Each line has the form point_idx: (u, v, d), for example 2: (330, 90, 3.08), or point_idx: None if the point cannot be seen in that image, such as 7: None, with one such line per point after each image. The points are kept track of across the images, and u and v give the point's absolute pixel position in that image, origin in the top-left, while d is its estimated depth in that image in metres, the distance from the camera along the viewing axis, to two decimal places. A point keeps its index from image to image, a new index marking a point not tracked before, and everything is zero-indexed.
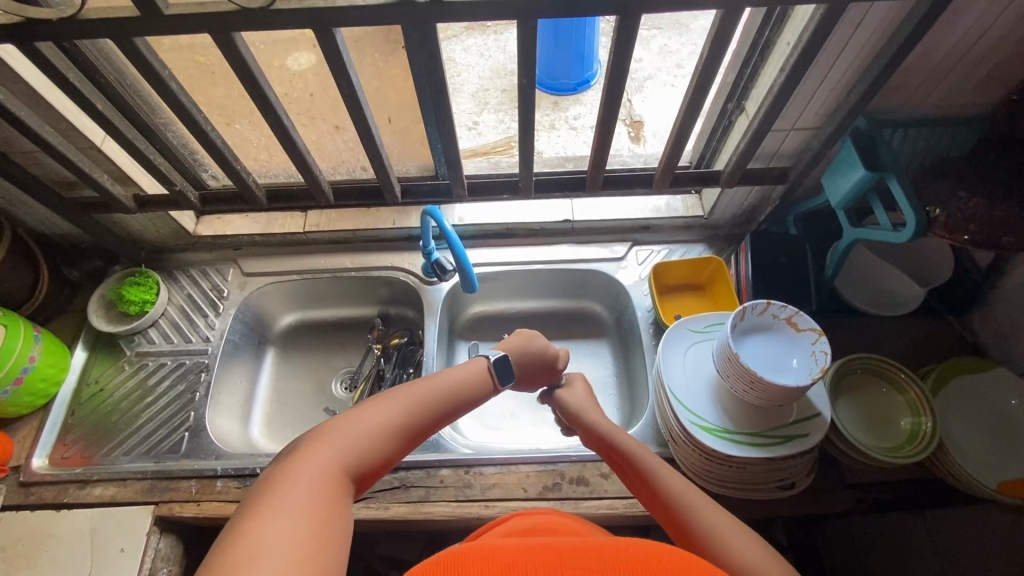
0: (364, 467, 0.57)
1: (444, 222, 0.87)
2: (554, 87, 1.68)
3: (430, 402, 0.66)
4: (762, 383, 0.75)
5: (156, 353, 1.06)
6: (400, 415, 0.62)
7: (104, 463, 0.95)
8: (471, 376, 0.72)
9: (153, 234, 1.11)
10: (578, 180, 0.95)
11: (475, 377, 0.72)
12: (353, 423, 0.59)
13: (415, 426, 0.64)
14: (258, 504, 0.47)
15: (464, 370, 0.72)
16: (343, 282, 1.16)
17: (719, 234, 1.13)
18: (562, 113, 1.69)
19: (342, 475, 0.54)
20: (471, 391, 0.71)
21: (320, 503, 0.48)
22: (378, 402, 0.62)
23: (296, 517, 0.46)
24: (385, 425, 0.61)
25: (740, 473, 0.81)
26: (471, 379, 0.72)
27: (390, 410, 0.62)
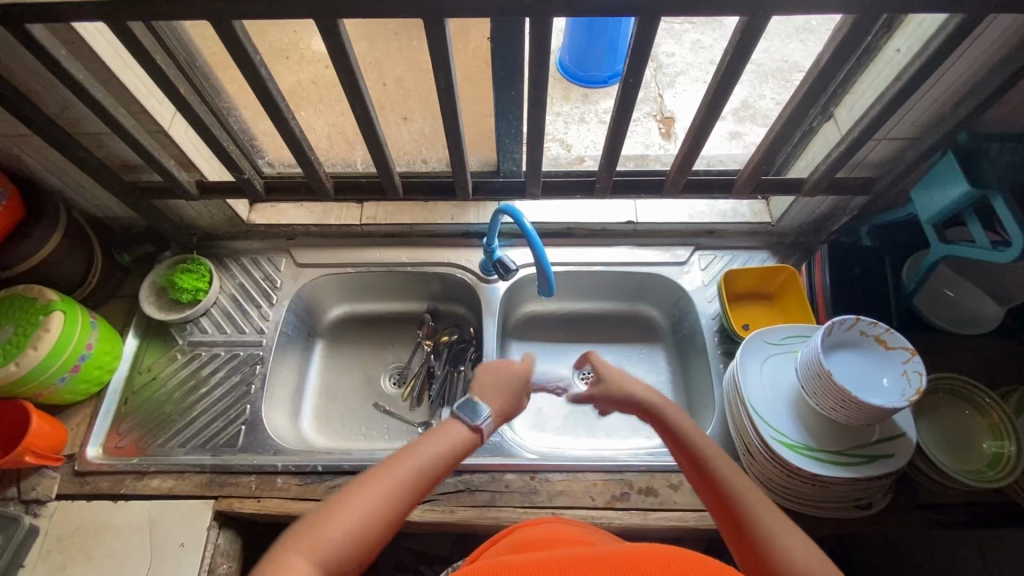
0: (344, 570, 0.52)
1: (523, 220, 0.83)
2: (585, 79, 1.63)
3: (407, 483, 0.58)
4: (855, 403, 0.73)
5: (208, 343, 1.04)
6: (384, 504, 0.55)
7: (160, 455, 0.94)
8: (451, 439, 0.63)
9: (206, 220, 1.09)
10: (656, 182, 0.92)
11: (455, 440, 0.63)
12: (335, 523, 0.52)
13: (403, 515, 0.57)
14: None
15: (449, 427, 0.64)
16: (396, 277, 1.14)
17: (784, 241, 1.10)
18: (591, 106, 1.61)
19: None
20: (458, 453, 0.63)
21: None
22: (361, 493, 0.55)
23: None
24: (369, 522, 0.54)
25: (821, 491, 0.80)
26: (448, 442, 0.63)
27: (371, 503, 0.54)
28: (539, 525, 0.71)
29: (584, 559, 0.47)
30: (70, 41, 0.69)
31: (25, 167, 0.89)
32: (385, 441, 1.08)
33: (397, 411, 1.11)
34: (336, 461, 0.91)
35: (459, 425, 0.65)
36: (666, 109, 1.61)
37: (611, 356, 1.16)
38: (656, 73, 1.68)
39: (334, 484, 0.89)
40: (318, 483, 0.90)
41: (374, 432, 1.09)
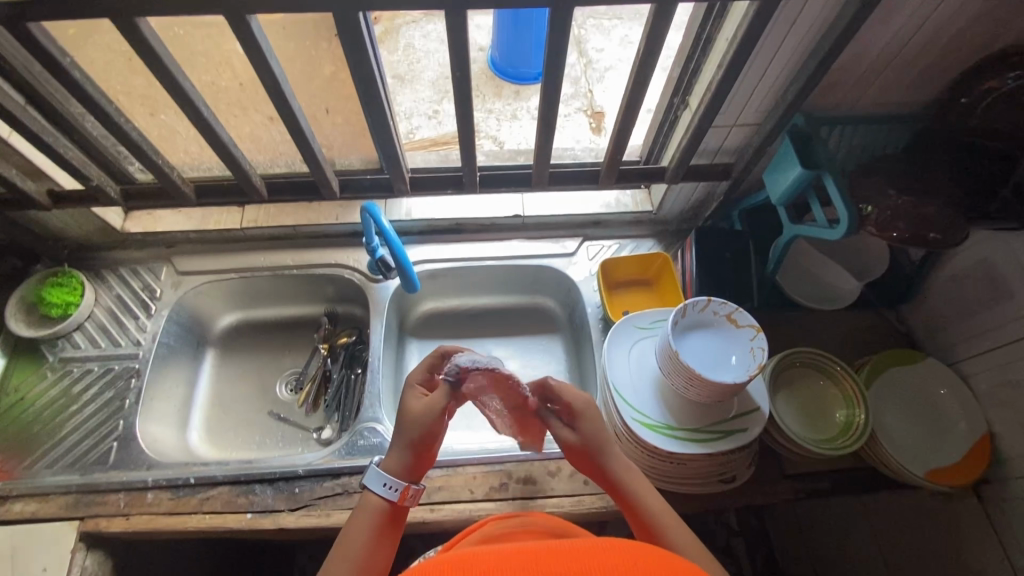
0: None
1: (381, 220, 0.84)
2: (514, 75, 1.64)
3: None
4: (701, 380, 0.76)
5: (81, 358, 1.00)
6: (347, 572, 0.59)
7: (25, 478, 0.90)
8: (363, 546, 0.61)
9: (76, 231, 1.04)
10: (524, 175, 0.93)
11: (365, 536, 0.62)
12: None
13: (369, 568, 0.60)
14: None
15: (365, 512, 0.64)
16: (284, 280, 1.12)
17: (668, 228, 1.13)
18: (523, 103, 1.62)
19: None
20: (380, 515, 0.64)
21: None
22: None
23: None
24: None
25: (682, 468, 0.82)
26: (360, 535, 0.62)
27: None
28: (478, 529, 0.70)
29: (554, 554, 0.44)
30: None
31: None
32: (279, 448, 1.07)
33: (293, 417, 1.09)
34: (209, 473, 0.89)
35: (366, 520, 0.64)
36: (596, 104, 1.62)
37: (511, 350, 1.17)
38: (585, 69, 1.68)
39: (206, 496, 0.87)
40: (190, 496, 0.87)
41: (267, 440, 1.07)
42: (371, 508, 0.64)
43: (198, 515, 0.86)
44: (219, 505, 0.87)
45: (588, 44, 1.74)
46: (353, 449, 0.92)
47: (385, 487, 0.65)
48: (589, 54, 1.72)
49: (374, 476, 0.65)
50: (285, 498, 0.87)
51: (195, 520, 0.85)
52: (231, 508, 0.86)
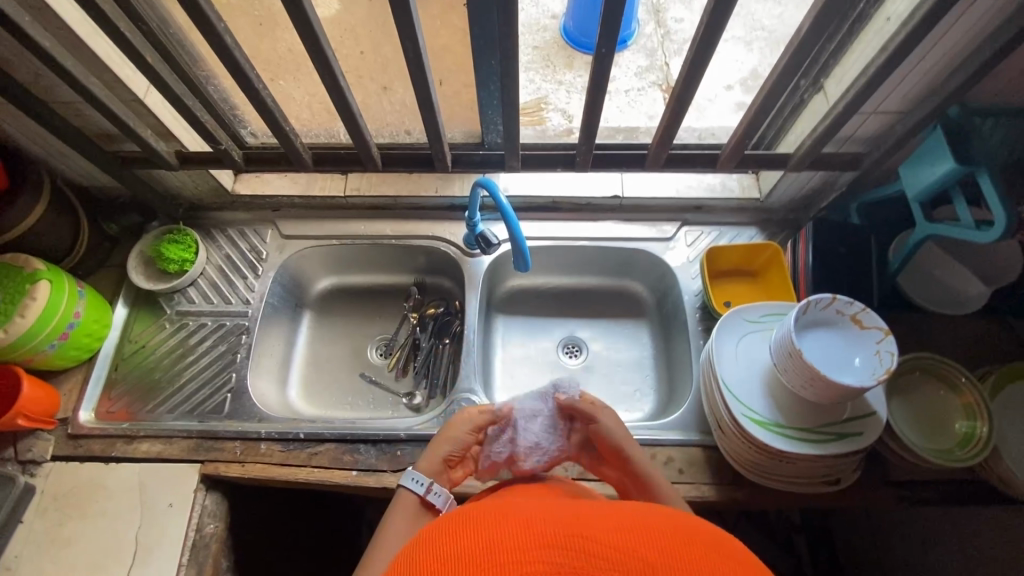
0: None
1: (498, 193, 0.86)
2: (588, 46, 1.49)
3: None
4: (824, 381, 0.74)
5: (196, 313, 1.06)
6: None
7: (149, 420, 0.97)
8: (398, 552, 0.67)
9: (191, 190, 1.09)
10: (638, 156, 0.90)
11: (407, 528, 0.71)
12: None
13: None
14: None
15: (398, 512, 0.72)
16: (381, 249, 1.14)
17: (773, 218, 1.09)
18: None
19: None
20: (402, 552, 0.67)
21: None
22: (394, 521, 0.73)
23: None
24: None
25: (788, 467, 0.81)
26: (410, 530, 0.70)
27: None
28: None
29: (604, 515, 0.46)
30: (35, 7, 0.69)
31: (5, 136, 0.89)
32: (370, 410, 1.11)
33: (383, 381, 1.14)
34: (318, 429, 0.93)
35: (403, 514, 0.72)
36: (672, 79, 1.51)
37: (595, 332, 1.18)
38: (663, 41, 1.57)
39: (315, 451, 0.92)
40: (300, 449, 0.92)
41: (359, 401, 1.12)
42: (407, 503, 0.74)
43: (308, 468, 0.91)
44: (328, 461, 0.91)
45: (667, 14, 1.63)
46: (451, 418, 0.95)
47: (418, 483, 0.74)
48: (668, 24, 1.60)
49: (408, 474, 0.75)
50: (388, 459, 0.91)
51: (306, 472, 0.90)
52: (338, 464, 0.91)
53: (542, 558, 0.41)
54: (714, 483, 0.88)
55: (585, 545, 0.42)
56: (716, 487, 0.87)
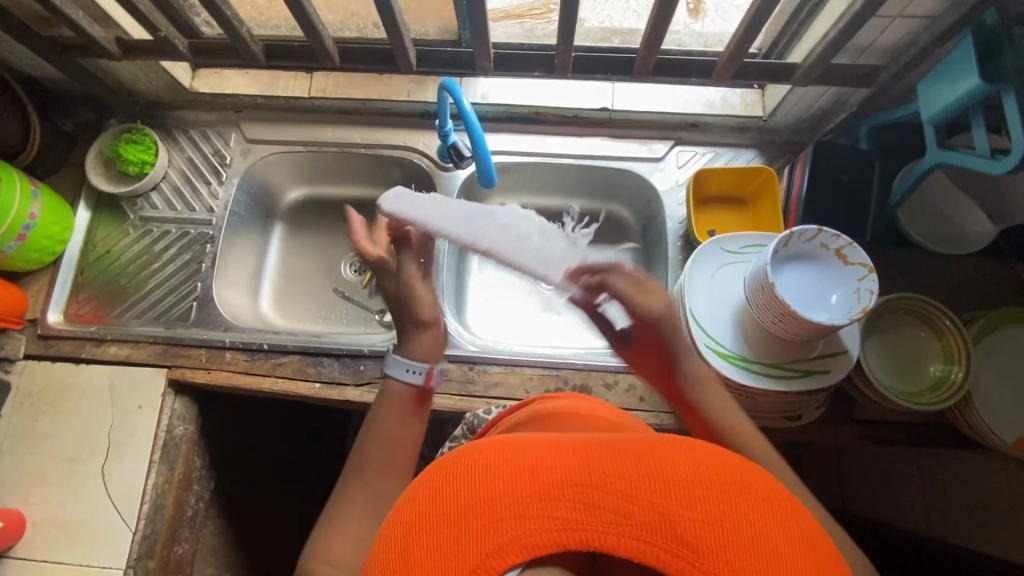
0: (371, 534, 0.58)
1: (461, 99, 0.77)
2: None
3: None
4: (794, 316, 0.70)
5: (159, 219, 1.02)
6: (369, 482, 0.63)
7: (117, 325, 0.97)
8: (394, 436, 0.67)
9: (146, 86, 1.01)
10: (626, 61, 0.81)
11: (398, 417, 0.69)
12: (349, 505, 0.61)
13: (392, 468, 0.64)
14: None
15: (387, 406, 0.69)
16: (350, 159, 1.08)
17: (776, 140, 1.00)
18: None
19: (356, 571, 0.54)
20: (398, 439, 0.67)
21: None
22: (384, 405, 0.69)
23: None
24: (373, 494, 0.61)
25: (749, 401, 0.79)
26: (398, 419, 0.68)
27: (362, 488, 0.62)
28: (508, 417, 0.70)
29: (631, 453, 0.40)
30: None
31: None
32: (343, 325, 1.11)
33: (356, 297, 1.13)
34: (281, 342, 0.93)
35: (395, 404, 0.69)
36: None
37: None
38: None
39: (279, 361, 0.92)
40: (264, 360, 0.92)
41: (332, 315, 1.12)
42: (397, 394, 0.70)
43: (272, 378, 0.91)
44: (291, 372, 0.92)
45: None
46: None
47: (410, 372, 0.70)
48: None
49: (395, 365, 0.70)
50: (351, 373, 0.91)
51: (270, 382, 0.91)
52: (302, 376, 0.91)
53: (545, 520, 0.36)
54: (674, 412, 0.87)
55: (604, 502, 0.36)
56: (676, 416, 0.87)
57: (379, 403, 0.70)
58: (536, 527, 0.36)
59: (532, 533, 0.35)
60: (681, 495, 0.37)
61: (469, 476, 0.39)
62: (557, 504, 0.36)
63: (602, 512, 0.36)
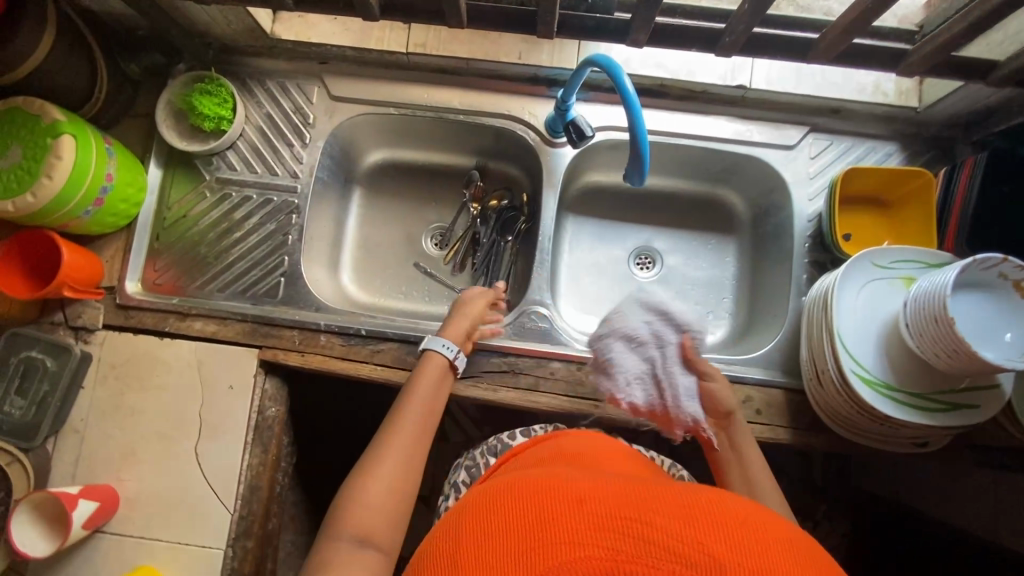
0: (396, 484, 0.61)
1: (621, 76, 0.68)
2: None
3: (363, 542, 0.56)
4: (970, 355, 0.64)
5: (238, 183, 0.94)
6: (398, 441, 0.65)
7: (200, 298, 0.91)
8: (428, 397, 0.72)
9: (222, 28, 0.89)
10: (803, 43, 0.70)
11: (431, 383, 0.73)
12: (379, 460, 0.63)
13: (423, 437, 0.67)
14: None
15: (422, 378, 0.74)
16: (444, 124, 0.97)
17: (922, 134, 0.91)
18: None
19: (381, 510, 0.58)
20: (431, 403, 0.72)
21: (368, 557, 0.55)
22: (421, 381, 0.73)
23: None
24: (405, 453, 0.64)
25: (885, 429, 0.75)
26: (433, 388, 0.73)
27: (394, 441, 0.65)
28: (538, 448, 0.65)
29: (678, 501, 0.42)
30: None
31: None
32: (425, 302, 1.05)
33: (439, 274, 1.06)
34: (379, 327, 0.88)
35: (431, 373, 0.75)
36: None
37: (673, 244, 1.08)
38: None
39: (377, 348, 0.87)
40: (361, 345, 0.88)
41: (414, 291, 1.06)
42: (436, 363, 0.76)
43: (370, 365, 0.87)
44: (390, 360, 0.87)
45: None
46: (521, 330, 0.89)
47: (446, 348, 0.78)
48: None
49: (434, 340, 0.78)
50: None
51: (368, 369, 0.87)
52: (401, 365, 0.87)
53: (595, 547, 0.37)
54: (791, 427, 0.84)
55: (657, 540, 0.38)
56: (793, 431, 0.84)
57: (417, 372, 0.75)
58: (586, 555, 0.37)
59: (584, 558, 0.37)
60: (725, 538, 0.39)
61: (521, 506, 0.42)
62: (607, 535, 0.38)
63: (652, 548, 0.37)
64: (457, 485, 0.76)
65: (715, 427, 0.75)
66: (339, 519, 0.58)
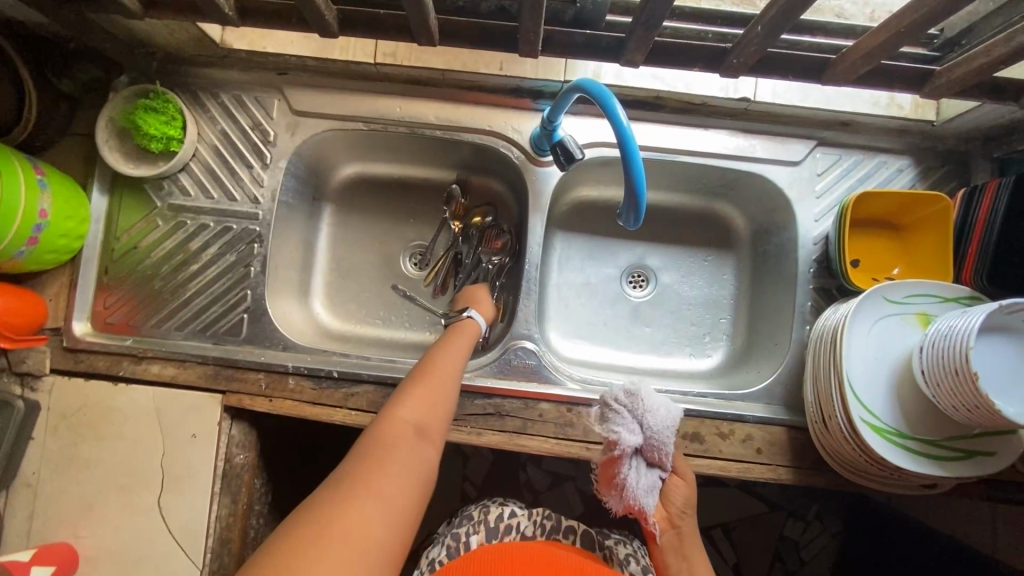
0: (427, 429, 0.61)
1: (617, 112, 0.62)
2: None
3: (415, 438, 0.58)
4: (992, 413, 0.59)
5: (193, 210, 0.85)
6: (435, 387, 0.66)
7: (156, 338, 0.84)
8: (462, 352, 0.73)
9: (165, 37, 0.79)
10: (819, 61, 0.62)
11: (466, 343, 0.75)
12: (417, 401, 0.63)
13: (452, 392, 0.67)
14: (346, 489, 0.50)
15: (457, 338, 0.75)
16: (420, 139, 0.89)
17: (937, 148, 0.84)
18: None
19: (415, 450, 0.57)
20: (463, 356, 0.73)
21: (409, 488, 0.53)
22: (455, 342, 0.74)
23: (392, 494, 0.51)
24: (437, 403, 0.64)
25: (894, 477, 0.71)
26: (467, 351, 0.74)
27: (432, 383, 0.66)
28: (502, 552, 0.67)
29: None
30: None
31: None
32: (405, 328, 0.98)
33: (419, 298, 0.99)
34: (353, 368, 0.81)
35: (467, 335, 0.77)
36: None
37: (668, 261, 1.01)
38: None
39: (351, 391, 0.81)
40: (334, 388, 0.81)
41: (393, 317, 0.99)
42: (472, 330, 0.78)
43: (344, 410, 0.80)
44: (366, 404, 0.81)
45: None
46: (506, 367, 0.83)
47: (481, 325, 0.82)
48: None
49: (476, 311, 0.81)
50: None
51: (342, 414, 0.80)
52: (378, 408, 0.80)
53: None
54: (793, 467, 0.79)
55: None
56: (795, 471, 0.79)
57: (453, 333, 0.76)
58: None
59: None
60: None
61: None
62: None
63: None
64: (433, 562, 0.72)
65: (664, 522, 0.70)
66: (381, 443, 0.56)
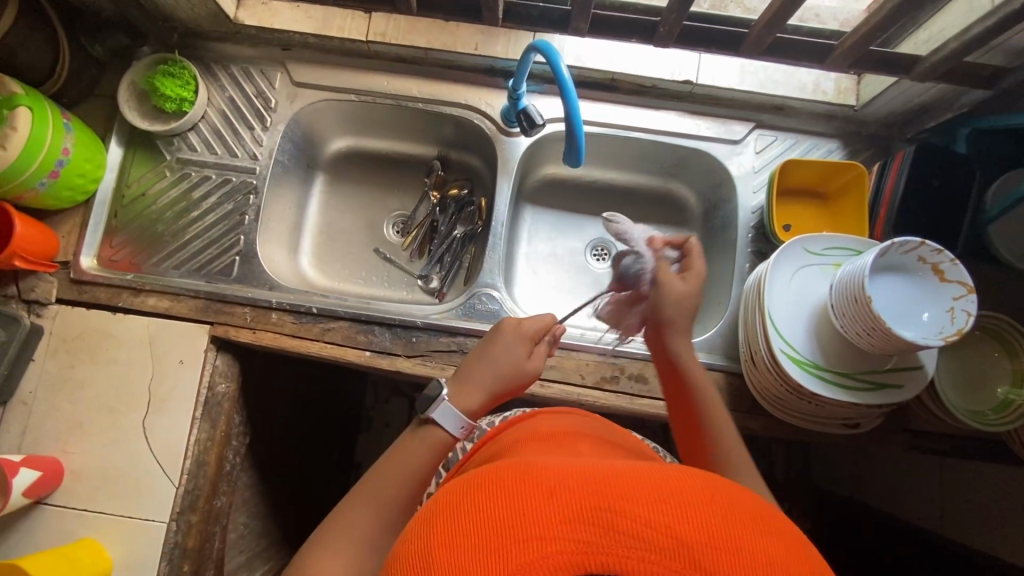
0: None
1: (558, 61, 0.73)
2: None
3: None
4: (885, 333, 0.67)
5: (198, 163, 0.96)
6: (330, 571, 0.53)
7: (154, 275, 0.92)
8: (413, 472, 0.62)
9: (186, 12, 0.91)
10: (736, 36, 0.74)
11: (417, 465, 0.63)
12: None
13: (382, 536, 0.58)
14: None
15: (417, 445, 0.65)
16: (404, 112, 1.00)
17: (862, 131, 0.95)
18: None
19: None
20: (411, 478, 0.62)
21: None
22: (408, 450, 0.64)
23: None
24: None
25: (814, 408, 0.78)
26: (416, 471, 0.63)
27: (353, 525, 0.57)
28: (522, 423, 0.70)
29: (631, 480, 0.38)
30: None
31: None
32: (384, 288, 1.07)
33: (398, 260, 1.08)
34: (330, 306, 0.89)
35: (426, 450, 0.64)
36: None
37: None
38: None
39: (328, 327, 0.89)
40: (312, 324, 0.89)
41: (373, 277, 1.07)
42: (433, 442, 0.64)
43: (320, 343, 0.88)
44: (340, 338, 0.88)
45: None
46: (471, 312, 0.91)
47: (457, 425, 0.65)
48: None
49: (445, 413, 0.64)
50: (403, 344, 0.88)
51: (318, 347, 0.88)
52: (351, 343, 0.88)
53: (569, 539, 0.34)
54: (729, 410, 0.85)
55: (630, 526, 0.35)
56: (731, 413, 0.85)
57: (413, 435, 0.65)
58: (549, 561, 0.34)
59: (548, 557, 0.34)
60: (697, 518, 0.35)
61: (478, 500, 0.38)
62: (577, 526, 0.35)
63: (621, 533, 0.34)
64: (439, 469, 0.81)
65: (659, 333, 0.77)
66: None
